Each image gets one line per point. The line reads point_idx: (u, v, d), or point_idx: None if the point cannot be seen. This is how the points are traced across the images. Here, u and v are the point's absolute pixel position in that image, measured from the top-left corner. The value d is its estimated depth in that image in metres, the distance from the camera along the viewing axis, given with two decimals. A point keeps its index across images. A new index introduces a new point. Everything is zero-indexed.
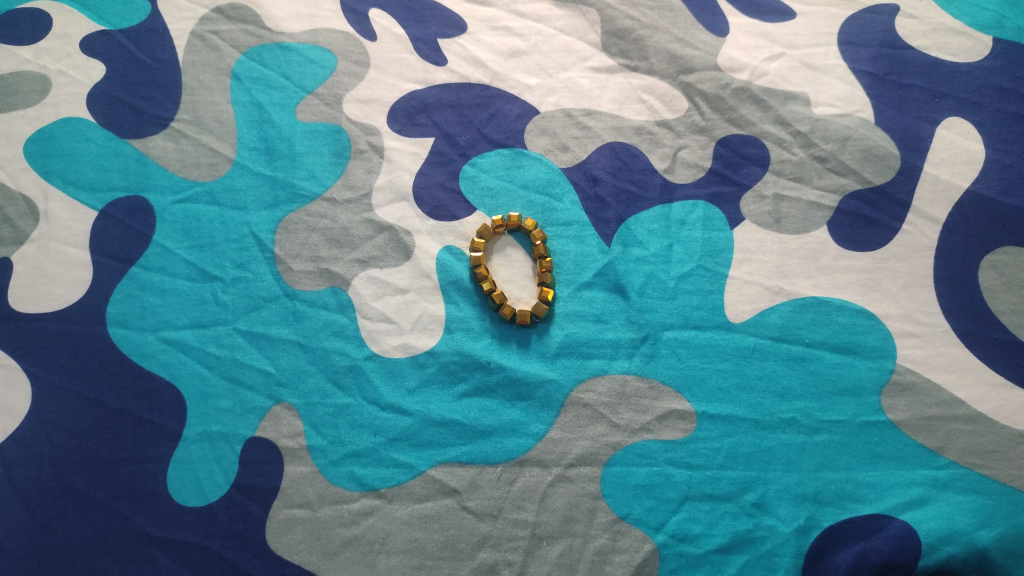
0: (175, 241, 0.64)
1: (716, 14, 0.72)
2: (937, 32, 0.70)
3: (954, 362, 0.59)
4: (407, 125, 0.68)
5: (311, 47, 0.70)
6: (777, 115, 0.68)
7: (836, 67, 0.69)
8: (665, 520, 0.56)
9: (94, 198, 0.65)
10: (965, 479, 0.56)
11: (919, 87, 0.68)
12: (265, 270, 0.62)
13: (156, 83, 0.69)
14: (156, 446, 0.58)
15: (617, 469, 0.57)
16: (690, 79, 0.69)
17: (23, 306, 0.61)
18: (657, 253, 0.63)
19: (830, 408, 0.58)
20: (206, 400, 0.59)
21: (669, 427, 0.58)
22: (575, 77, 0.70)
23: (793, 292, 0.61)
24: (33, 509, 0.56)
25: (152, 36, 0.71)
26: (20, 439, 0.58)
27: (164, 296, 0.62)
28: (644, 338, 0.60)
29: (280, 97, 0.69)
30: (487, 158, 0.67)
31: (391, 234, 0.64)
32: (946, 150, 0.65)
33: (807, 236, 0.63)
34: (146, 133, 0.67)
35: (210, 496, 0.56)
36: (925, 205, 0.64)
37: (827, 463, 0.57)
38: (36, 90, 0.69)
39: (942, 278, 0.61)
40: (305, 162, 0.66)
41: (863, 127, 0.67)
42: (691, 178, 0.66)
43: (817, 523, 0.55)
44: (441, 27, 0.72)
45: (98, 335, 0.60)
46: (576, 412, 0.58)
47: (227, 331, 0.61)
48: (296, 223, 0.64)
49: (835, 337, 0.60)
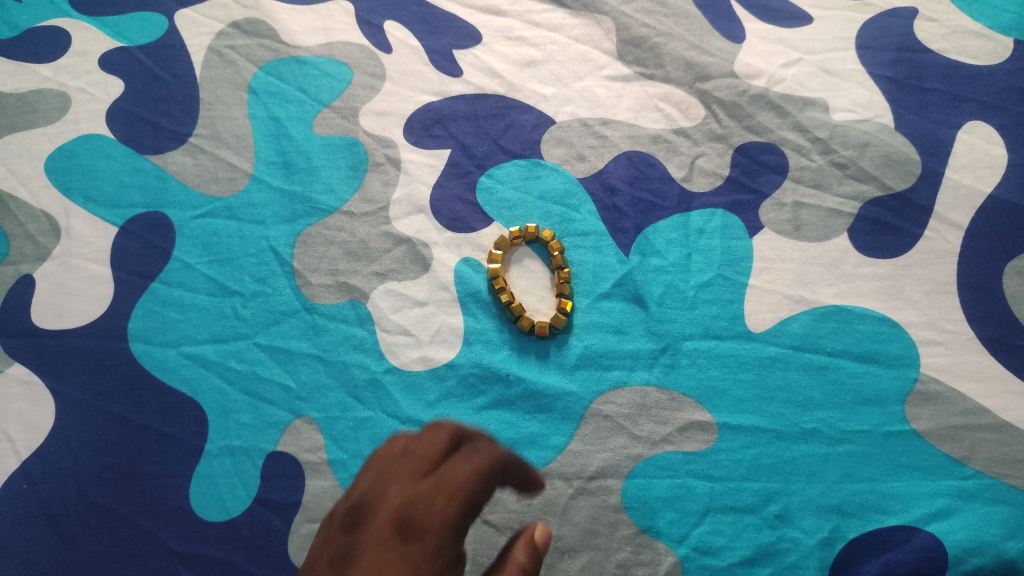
0: (195, 256, 0.64)
1: (732, 20, 0.72)
2: (957, 35, 0.69)
3: (978, 371, 0.58)
4: (423, 137, 0.68)
5: (326, 60, 0.71)
6: (795, 121, 0.67)
7: (855, 72, 0.69)
8: (687, 533, 0.55)
9: (114, 214, 0.66)
10: (991, 490, 0.55)
11: (940, 91, 0.67)
12: (283, 284, 0.63)
13: (174, 99, 0.70)
14: (178, 460, 0.58)
15: (638, 482, 0.56)
16: (706, 86, 0.69)
17: (46, 323, 0.62)
18: (676, 262, 0.63)
19: (853, 418, 0.58)
20: (227, 415, 0.59)
21: (690, 438, 0.57)
22: (590, 87, 0.70)
23: (813, 300, 0.61)
24: (58, 525, 0.56)
25: (169, 52, 0.71)
26: (44, 455, 0.58)
27: (184, 311, 0.62)
28: (664, 349, 0.60)
29: (296, 111, 0.69)
30: (504, 169, 0.66)
31: (409, 247, 0.64)
32: (968, 155, 0.65)
33: (827, 244, 0.63)
34: (165, 149, 0.68)
35: (234, 510, 0.56)
36: (948, 211, 0.63)
37: (850, 474, 0.56)
38: (56, 107, 0.69)
39: (966, 285, 0.61)
40: (322, 175, 0.66)
41: (883, 132, 0.66)
42: (708, 187, 0.65)
43: (842, 535, 0.55)
44: (456, 38, 0.72)
45: (119, 350, 0.61)
46: (596, 423, 0.58)
47: (247, 345, 0.61)
48: (314, 237, 0.64)
49: (856, 346, 0.60)
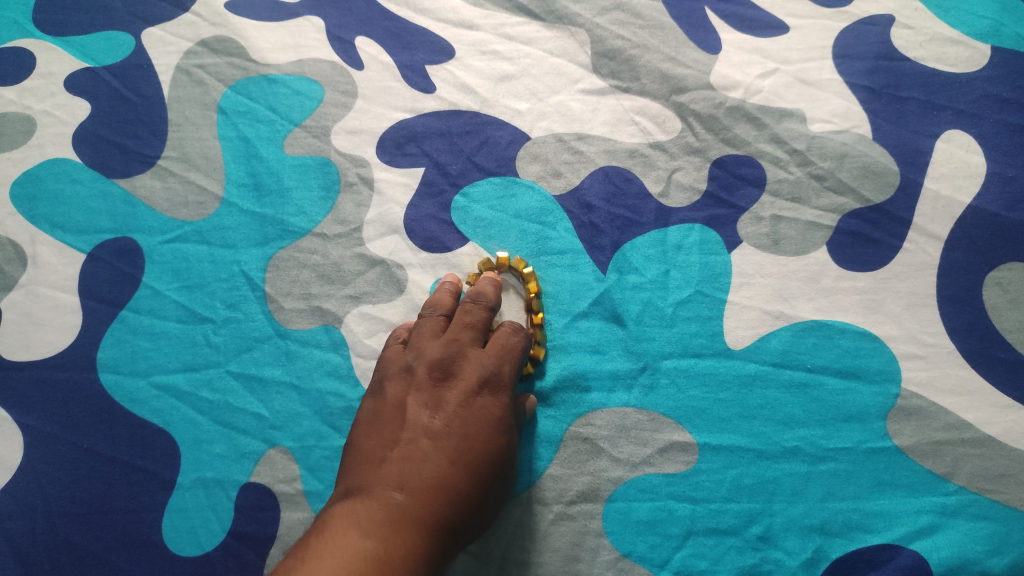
0: (165, 282, 0.63)
1: (708, 30, 0.71)
2: (934, 42, 0.68)
3: (960, 385, 0.58)
4: (396, 155, 0.67)
5: (297, 79, 0.69)
6: (772, 133, 0.66)
7: (832, 82, 0.68)
8: (669, 557, 0.55)
9: (81, 240, 0.64)
10: (975, 506, 0.55)
11: (917, 100, 0.66)
12: (256, 309, 0.62)
13: (142, 121, 0.68)
14: (150, 494, 0.57)
15: (618, 505, 0.56)
16: (682, 99, 0.68)
17: (14, 355, 0.61)
18: (654, 279, 0.62)
19: (835, 435, 0.57)
20: (200, 446, 0.58)
21: (671, 459, 0.57)
22: (565, 101, 0.69)
23: (793, 316, 0.60)
24: (29, 564, 0.55)
25: (136, 72, 0.70)
26: (14, 491, 0.57)
27: (155, 340, 0.61)
28: (643, 368, 0.59)
29: (267, 131, 0.68)
30: (479, 186, 0.65)
31: (384, 269, 0.63)
32: (946, 164, 0.64)
33: (806, 258, 0.62)
34: (133, 172, 0.67)
35: (206, 545, 0.55)
36: (927, 222, 0.62)
37: (833, 493, 0.56)
38: (21, 131, 0.68)
39: (946, 298, 0.60)
40: (294, 197, 0.65)
41: (861, 143, 0.65)
42: (686, 202, 0.64)
43: (825, 555, 0.54)
44: (428, 53, 0.71)
45: (88, 382, 0.60)
46: (575, 447, 0.57)
47: (219, 374, 0.60)
48: (286, 261, 0.63)
49: (837, 362, 0.59)
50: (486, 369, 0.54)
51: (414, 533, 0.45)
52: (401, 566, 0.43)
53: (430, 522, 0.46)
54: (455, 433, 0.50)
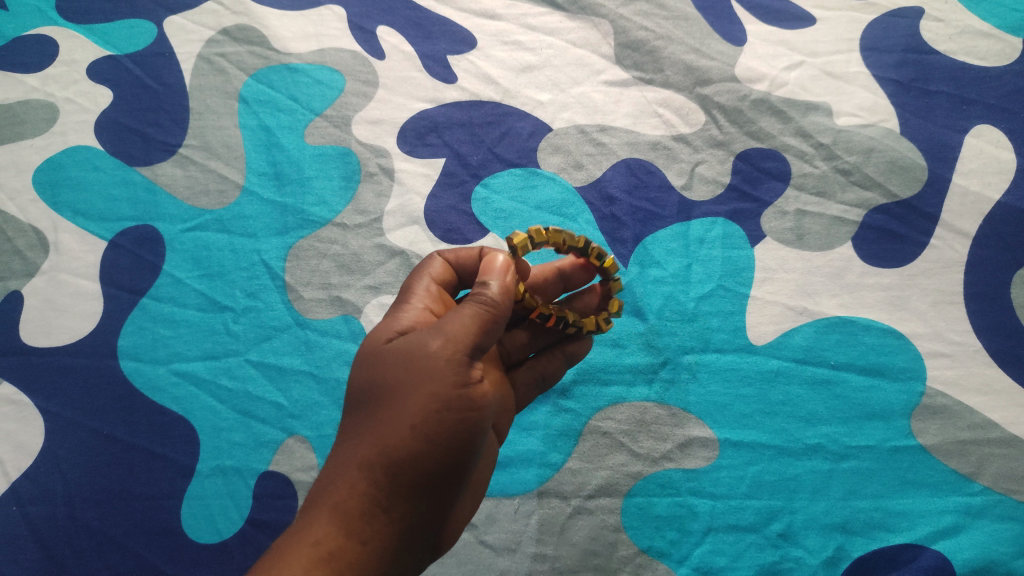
0: (185, 270, 0.63)
1: (733, 22, 0.70)
2: (964, 35, 0.67)
3: (986, 384, 0.57)
4: (417, 145, 0.66)
5: (318, 68, 0.69)
6: (797, 126, 0.65)
7: (859, 75, 0.67)
8: (688, 553, 0.54)
9: (103, 228, 0.64)
10: (1001, 506, 0.54)
11: (946, 94, 0.65)
12: (276, 299, 0.61)
13: (163, 109, 0.68)
14: (169, 481, 0.56)
15: (638, 500, 0.55)
16: (706, 91, 0.67)
17: (35, 340, 0.61)
18: (676, 273, 0.61)
19: (858, 433, 0.56)
20: (219, 433, 0.58)
21: (691, 455, 0.56)
22: (587, 92, 0.68)
23: (816, 312, 0.60)
24: (48, 548, 0.55)
25: (159, 61, 0.70)
26: (34, 475, 0.57)
27: (175, 327, 0.61)
28: (664, 363, 0.59)
29: (288, 120, 0.68)
30: (499, 178, 0.65)
31: (403, 259, 0.62)
32: (975, 160, 0.63)
33: (831, 253, 0.61)
34: (155, 160, 0.67)
35: (226, 532, 0.55)
36: (954, 219, 0.61)
37: (856, 491, 0.55)
38: (44, 118, 0.68)
39: (973, 295, 0.59)
40: (314, 187, 0.65)
41: (888, 137, 0.64)
42: (709, 195, 0.64)
43: (847, 554, 0.53)
44: (450, 43, 0.70)
45: (109, 368, 0.60)
46: (594, 440, 0.57)
47: (238, 362, 0.60)
48: (306, 250, 0.63)
49: (861, 359, 0.58)
50: (421, 315, 0.46)
51: (347, 515, 0.40)
52: (350, 518, 0.40)
53: (365, 492, 0.40)
54: (374, 377, 0.43)
